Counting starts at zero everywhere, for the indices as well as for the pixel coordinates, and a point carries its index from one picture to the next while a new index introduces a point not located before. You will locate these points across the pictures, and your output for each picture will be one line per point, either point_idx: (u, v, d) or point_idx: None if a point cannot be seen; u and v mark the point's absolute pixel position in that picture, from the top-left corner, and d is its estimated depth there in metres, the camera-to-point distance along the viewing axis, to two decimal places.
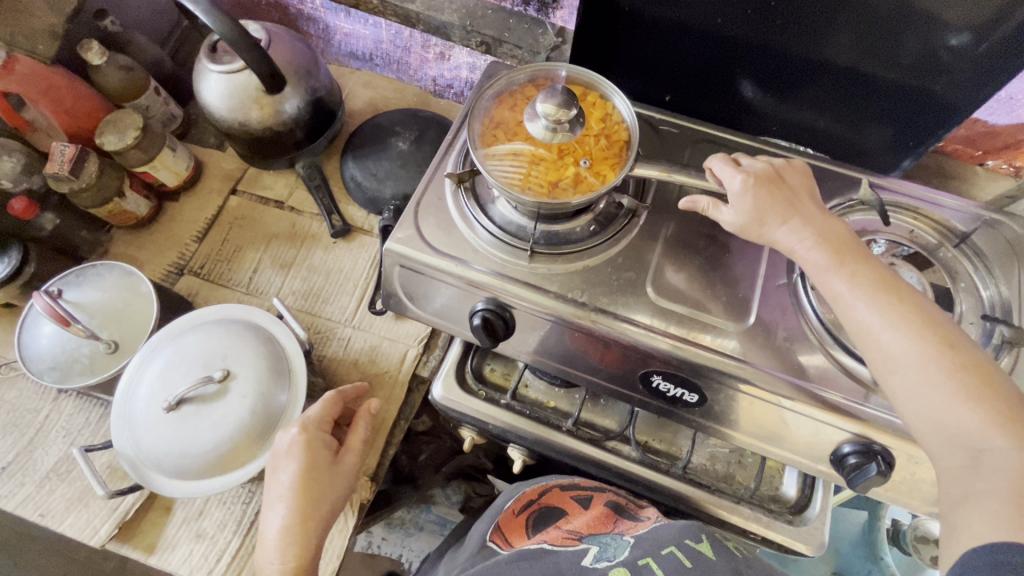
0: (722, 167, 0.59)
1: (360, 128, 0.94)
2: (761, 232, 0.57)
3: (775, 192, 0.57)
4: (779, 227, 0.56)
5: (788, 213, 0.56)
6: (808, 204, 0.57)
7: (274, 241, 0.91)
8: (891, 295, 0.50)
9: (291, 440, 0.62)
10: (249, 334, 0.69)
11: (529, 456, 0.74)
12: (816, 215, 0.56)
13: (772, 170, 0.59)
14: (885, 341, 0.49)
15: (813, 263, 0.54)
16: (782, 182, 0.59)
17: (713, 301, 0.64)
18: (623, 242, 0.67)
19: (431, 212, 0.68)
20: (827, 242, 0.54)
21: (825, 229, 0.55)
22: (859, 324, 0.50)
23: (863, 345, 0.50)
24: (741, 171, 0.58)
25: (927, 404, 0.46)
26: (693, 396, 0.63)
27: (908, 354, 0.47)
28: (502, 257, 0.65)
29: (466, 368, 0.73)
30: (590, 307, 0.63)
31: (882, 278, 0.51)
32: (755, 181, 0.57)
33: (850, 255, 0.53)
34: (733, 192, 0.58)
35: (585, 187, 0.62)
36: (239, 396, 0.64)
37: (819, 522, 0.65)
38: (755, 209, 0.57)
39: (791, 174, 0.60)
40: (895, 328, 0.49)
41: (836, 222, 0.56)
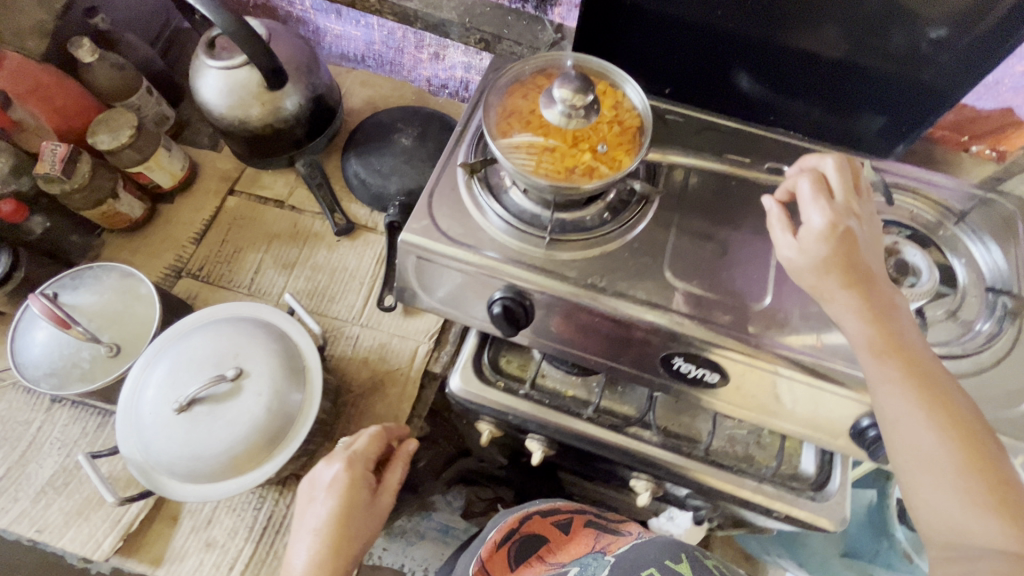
0: (816, 203, 0.56)
1: (361, 125, 0.93)
2: (817, 282, 0.55)
3: (852, 253, 0.54)
4: (838, 289, 0.54)
5: (854, 279, 0.54)
6: (876, 272, 0.55)
7: (275, 241, 0.89)
8: (935, 397, 0.49)
9: (335, 475, 0.64)
10: (260, 332, 0.66)
11: (548, 447, 0.73)
12: (880, 287, 0.54)
13: (859, 223, 0.56)
14: (921, 439, 0.48)
15: (862, 343, 0.53)
16: (861, 241, 0.55)
17: (730, 283, 0.65)
18: (637, 227, 0.68)
19: (445, 202, 0.68)
20: (883, 323, 0.53)
21: (882, 310, 0.53)
22: (897, 416, 0.50)
23: (896, 436, 0.50)
24: (831, 213, 0.55)
25: (948, 508, 0.46)
26: (714, 376, 0.64)
27: (941, 458, 0.47)
28: (520, 245, 0.65)
29: (482, 361, 0.72)
30: (611, 291, 0.63)
31: (930, 376, 0.51)
32: (838, 231, 0.54)
33: (902, 346, 0.52)
34: (813, 233, 0.55)
35: (600, 174, 0.62)
36: (254, 394, 0.62)
37: (839, 497, 0.65)
38: (824, 258, 0.54)
39: (872, 234, 0.57)
40: (934, 431, 0.48)
41: (897, 298, 0.54)
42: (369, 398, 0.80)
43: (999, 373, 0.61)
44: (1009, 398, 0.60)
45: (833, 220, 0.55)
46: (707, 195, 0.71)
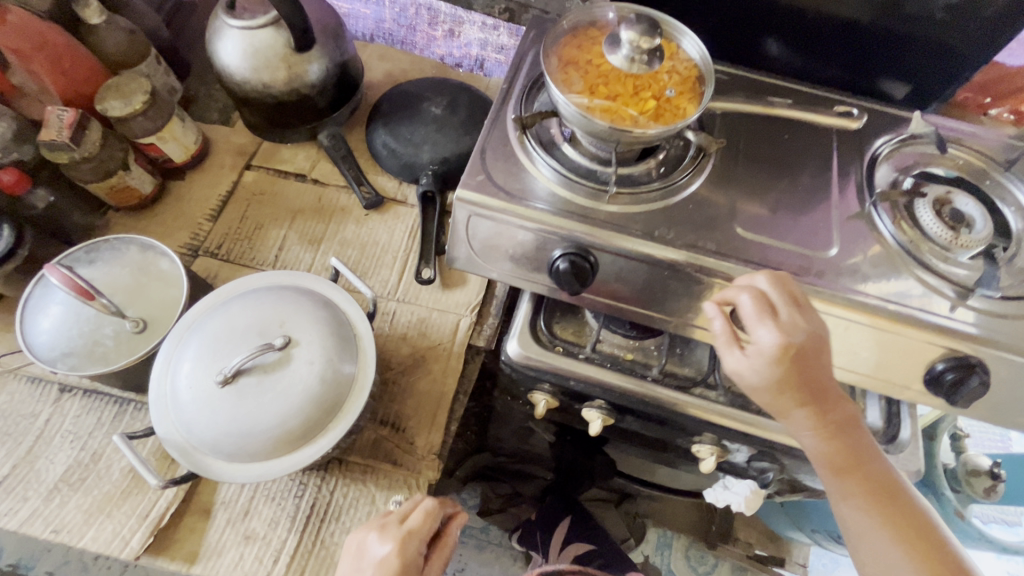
0: (762, 321, 0.54)
1: (386, 96, 0.89)
2: (771, 400, 0.57)
3: (801, 370, 0.55)
4: (793, 410, 0.57)
5: (808, 397, 0.56)
6: (829, 384, 0.57)
7: (299, 216, 0.84)
8: (888, 508, 0.57)
9: (385, 556, 0.55)
10: (305, 298, 0.61)
11: (608, 415, 0.70)
12: (833, 403, 0.57)
13: (811, 336, 0.55)
14: (885, 550, 0.56)
15: (823, 460, 0.58)
16: (813, 358, 0.55)
17: (796, 233, 0.63)
18: (693, 186, 0.66)
19: (499, 158, 0.65)
20: (839, 438, 0.57)
21: (837, 425, 0.57)
22: (861, 527, 0.58)
23: (860, 546, 0.58)
24: (781, 332, 0.54)
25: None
26: None
27: (904, 566, 0.55)
28: (580, 200, 0.63)
29: (538, 325, 0.69)
30: (681, 243, 0.61)
31: (881, 484, 0.58)
32: (790, 353, 0.54)
33: (857, 462, 0.57)
34: (763, 355, 0.55)
35: (668, 119, 0.60)
36: (305, 362, 0.57)
37: (913, 447, 0.64)
38: (775, 380, 0.55)
39: (824, 339, 0.55)
40: (894, 541, 0.56)
41: (846, 408, 0.58)
42: (411, 375, 0.75)
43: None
44: None
45: (783, 344, 0.53)
46: (760, 150, 0.70)
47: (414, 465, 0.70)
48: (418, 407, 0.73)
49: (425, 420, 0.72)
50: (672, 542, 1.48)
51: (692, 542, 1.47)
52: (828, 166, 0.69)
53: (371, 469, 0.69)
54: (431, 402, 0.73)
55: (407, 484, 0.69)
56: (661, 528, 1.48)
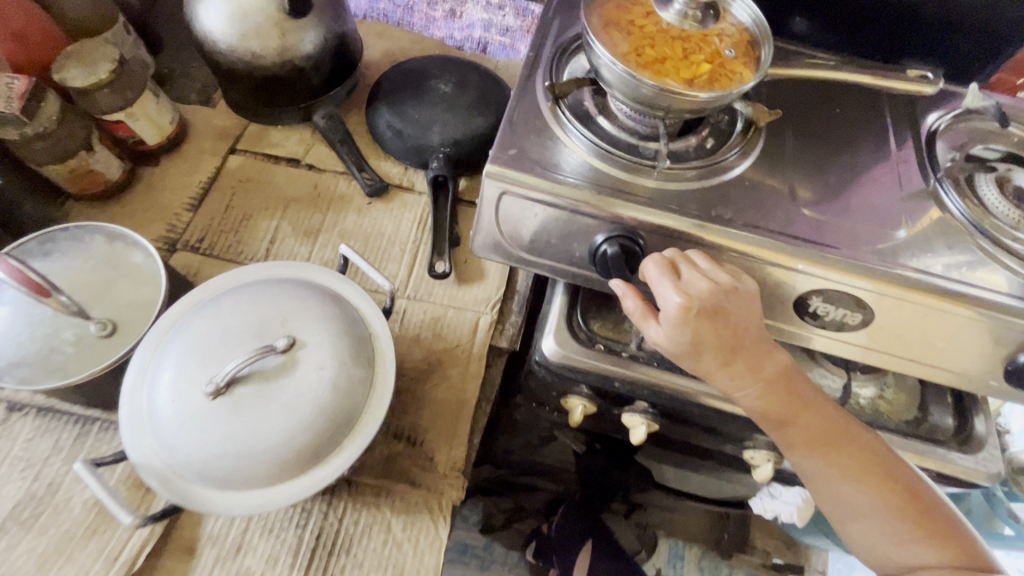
0: (662, 282, 0.50)
1: (388, 73, 0.80)
2: (695, 365, 0.52)
3: (715, 327, 0.50)
4: (718, 370, 0.51)
5: (731, 355, 0.51)
6: (754, 335, 0.51)
7: (293, 205, 0.74)
8: (842, 449, 0.54)
9: None
10: (311, 292, 0.52)
11: (653, 420, 0.63)
12: (759, 350, 0.52)
13: (718, 291, 0.49)
14: (842, 493, 0.54)
15: (765, 415, 0.54)
16: (728, 316, 0.50)
17: (862, 212, 0.57)
18: (739, 168, 0.59)
19: (532, 131, 0.57)
20: (775, 390, 0.53)
21: (769, 376, 0.53)
22: (814, 474, 0.55)
23: (819, 491, 0.55)
24: (680, 292, 0.49)
25: (882, 544, 0.52)
26: (857, 317, 0.55)
27: (867, 503, 0.53)
28: (623, 175, 0.56)
29: (575, 321, 0.61)
30: (741, 224, 0.54)
31: (828, 426, 0.54)
32: (695, 312, 0.49)
33: (796, 409, 0.53)
34: (670, 319, 0.50)
35: (725, 84, 0.54)
36: (314, 367, 0.48)
37: (992, 446, 0.59)
38: (690, 343, 0.50)
39: (736, 295, 0.50)
40: (851, 484, 0.53)
41: (778, 356, 0.53)
42: (427, 381, 0.66)
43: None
44: None
45: (685, 304, 0.49)
46: (811, 124, 0.64)
47: (435, 484, 0.61)
48: (437, 418, 0.64)
49: (445, 433, 0.63)
50: (684, 553, 1.41)
51: (705, 552, 1.40)
52: (884, 142, 0.63)
53: (385, 491, 0.60)
54: (451, 412, 0.65)
55: (428, 506, 0.60)
56: (672, 538, 1.41)
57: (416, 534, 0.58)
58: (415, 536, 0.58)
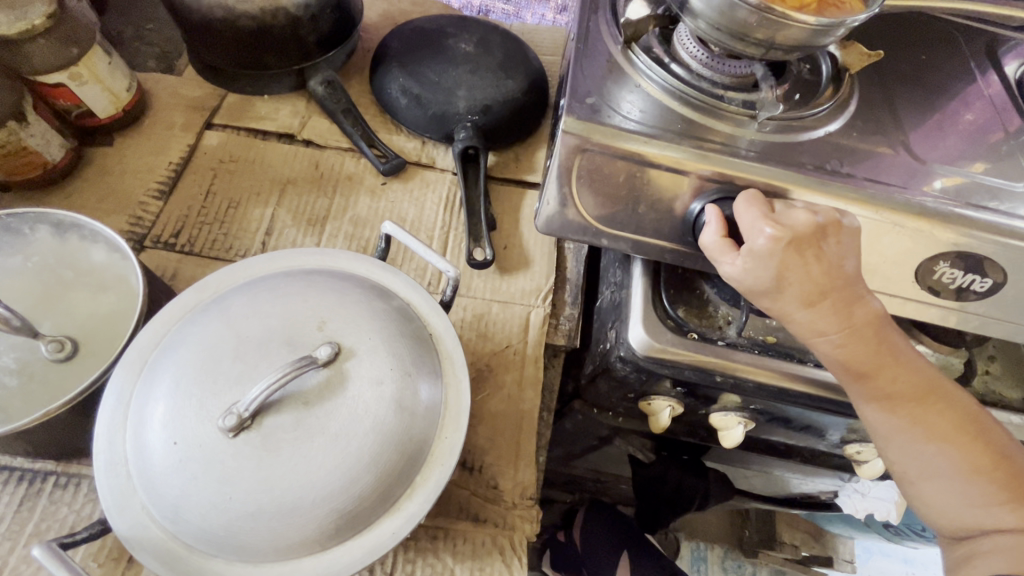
0: (748, 212, 0.42)
1: (395, 32, 0.68)
2: (773, 307, 0.43)
3: (808, 263, 0.41)
4: (800, 312, 0.42)
5: (820, 295, 0.41)
6: (849, 276, 0.42)
7: (290, 189, 0.61)
8: (932, 405, 0.43)
9: None
10: (351, 286, 0.40)
11: (749, 418, 0.54)
12: (852, 294, 0.42)
13: (821, 227, 0.41)
14: (917, 451, 0.43)
15: (839, 365, 0.43)
16: (826, 251, 0.41)
17: (979, 162, 0.50)
18: (827, 127, 0.50)
19: (607, 80, 0.48)
20: (863, 341, 0.42)
21: (863, 323, 0.42)
22: (888, 431, 0.44)
23: (887, 449, 0.45)
24: (771, 222, 0.41)
25: (950, 506, 0.43)
26: (985, 282, 0.49)
27: (945, 465, 0.43)
28: (719, 127, 0.47)
29: (660, 306, 0.51)
30: (857, 179, 0.47)
31: (920, 380, 0.43)
32: (786, 244, 0.40)
33: (888, 361, 0.43)
34: (754, 252, 0.41)
35: (833, 12, 0.46)
36: (369, 384, 0.35)
37: None
38: (775, 281, 0.41)
39: (837, 232, 0.42)
40: (933, 443, 0.43)
41: (872, 300, 0.43)
42: (477, 391, 0.54)
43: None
44: None
45: (777, 234, 0.40)
46: (904, 68, 0.56)
47: (504, 517, 0.49)
48: (495, 435, 0.53)
49: (507, 453, 0.52)
50: (706, 555, 1.35)
51: (727, 552, 1.35)
52: (979, 88, 0.57)
53: (442, 532, 0.48)
54: (510, 424, 0.53)
55: (499, 546, 0.48)
56: (694, 541, 1.35)
57: None
58: None
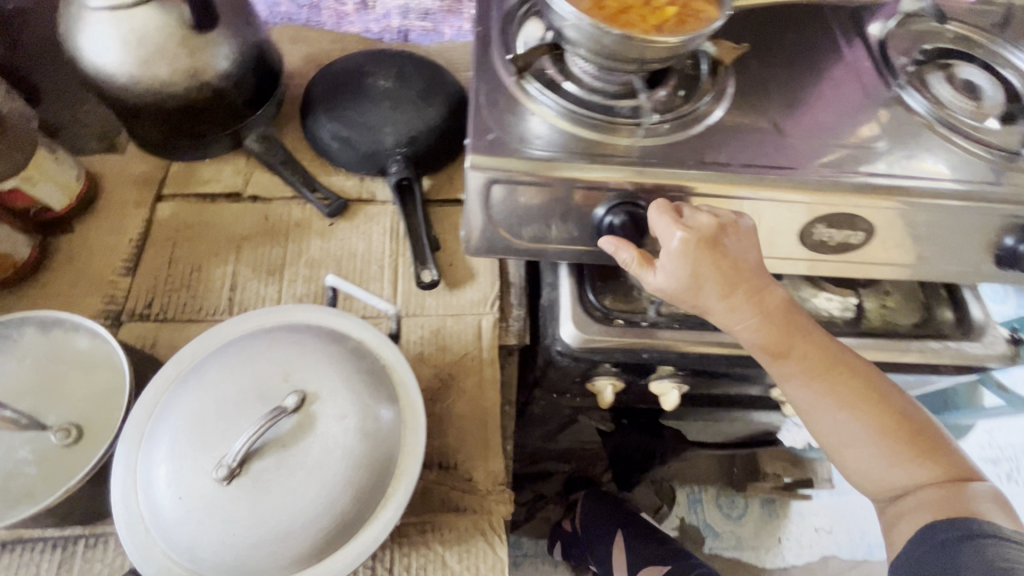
0: (659, 220, 0.48)
1: (317, 78, 0.73)
2: (696, 302, 0.49)
3: (718, 259, 0.47)
4: (719, 303, 0.49)
5: (732, 288, 0.48)
6: (753, 268, 0.49)
7: (246, 244, 0.66)
8: (842, 376, 0.50)
9: None
10: (308, 336, 0.47)
11: (681, 382, 0.62)
12: (757, 285, 0.49)
13: (721, 225, 0.48)
14: (837, 420, 0.50)
15: (758, 347, 0.50)
16: (731, 248, 0.48)
17: (843, 129, 0.57)
18: (708, 119, 0.56)
19: (504, 111, 0.53)
20: (773, 325, 0.49)
21: (770, 310, 0.49)
22: (811, 406, 0.51)
23: (813, 423, 0.51)
24: (680, 227, 0.47)
25: (875, 469, 0.50)
26: (860, 235, 0.56)
27: (862, 430, 0.49)
28: (607, 140, 0.53)
29: (587, 301, 0.58)
30: (736, 166, 0.53)
31: (828, 357, 0.50)
32: (696, 245, 0.47)
33: (797, 342, 0.50)
34: (671, 255, 0.47)
35: (694, 24, 0.51)
36: (334, 420, 0.42)
37: (992, 329, 0.62)
38: (692, 279, 0.48)
39: (735, 227, 0.48)
40: (847, 411, 0.50)
41: (775, 289, 0.50)
42: (444, 400, 0.61)
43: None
44: None
45: (686, 237, 0.46)
46: (775, 49, 0.63)
47: (481, 505, 0.57)
48: (464, 436, 0.60)
49: (477, 449, 0.59)
50: (701, 496, 1.49)
51: (720, 490, 1.49)
52: (843, 57, 0.63)
53: (430, 526, 0.56)
54: (477, 423, 0.61)
55: (480, 529, 0.56)
56: (689, 486, 1.49)
57: (474, 562, 0.54)
58: (472, 564, 0.54)
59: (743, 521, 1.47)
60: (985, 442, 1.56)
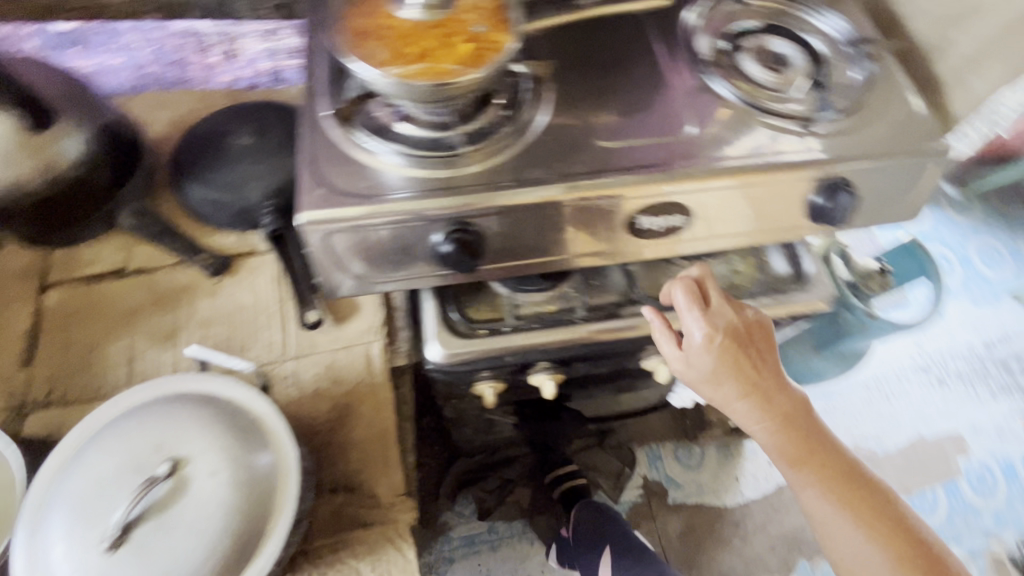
0: (690, 315, 0.59)
1: (180, 144, 0.76)
2: (713, 391, 0.60)
3: (739, 355, 0.58)
4: (736, 400, 0.59)
5: (748, 389, 0.58)
6: (771, 375, 0.60)
7: (138, 316, 0.70)
8: (853, 499, 0.58)
9: None
10: (181, 404, 0.51)
11: (556, 373, 0.69)
12: (773, 392, 0.59)
13: (740, 326, 0.59)
14: (852, 539, 0.57)
15: (777, 452, 0.59)
16: (750, 347, 0.59)
17: (652, 124, 0.63)
18: (529, 134, 0.61)
19: (334, 162, 0.57)
20: (792, 432, 0.59)
21: (785, 418, 0.59)
22: (819, 507, 0.58)
23: (828, 534, 0.58)
24: (706, 327, 0.58)
25: None
26: (679, 219, 0.62)
27: (880, 564, 0.56)
28: (435, 173, 0.57)
29: (451, 319, 0.64)
30: (553, 176, 0.58)
31: (838, 466, 0.59)
32: (718, 345, 0.58)
33: (814, 453, 0.59)
34: (695, 347, 0.58)
35: (490, 55, 0.55)
36: (208, 476, 0.47)
37: (818, 276, 0.70)
38: (712, 373, 0.58)
39: (760, 328, 0.61)
40: (868, 542, 0.56)
41: (791, 398, 0.60)
42: (344, 427, 0.67)
43: (899, 102, 0.67)
44: (907, 124, 0.65)
45: (709, 337, 0.58)
46: (590, 55, 0.68)
47: (387, 516, 0.63)
48: (365, 458, 0.66)
49: (378, 467, 0.65)
50: (661, 452, 1.57)
51: (677, 444, 1.58)
52: (654, 52, 0.69)
53: (343, 544, 0.62)
54: (376, 444, 0.66)
55: (388, 538, 0.62)
56: (648, 445, 1.57)
57: (386, 567, 0.61)
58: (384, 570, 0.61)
59: (702, 468, 1.56)
60: (912, 354, 1.70)
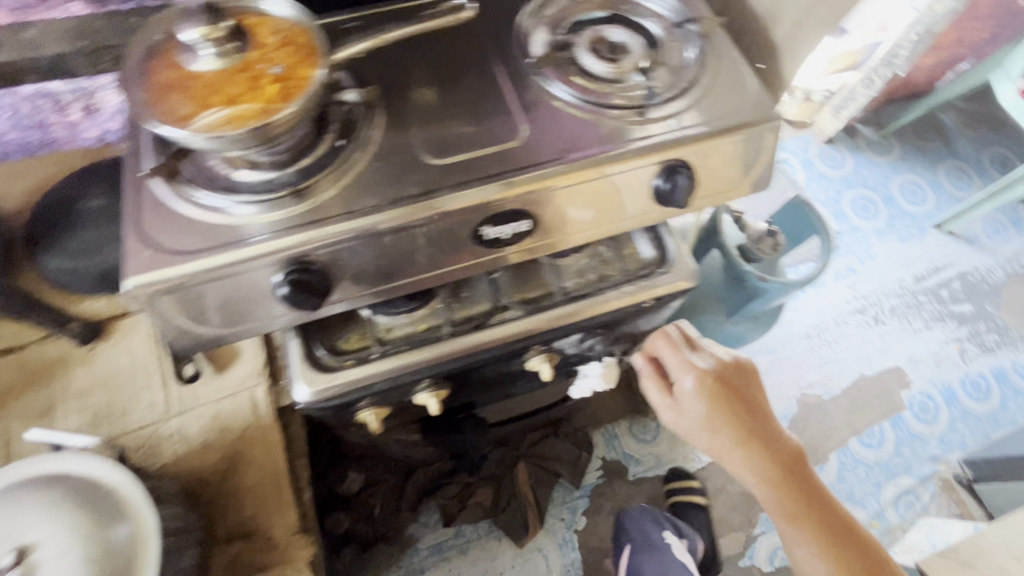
0: (677, 362, 0.68)
1: (31, 215, 0.73)
2: (705, 438, 0.65)
3: (728, 399, 0.65)
4: (730, 446, 0.64)
5: (743, 436, 0.63)
6: (766, 425, 0.65)
7: (10, 398, 0.69)
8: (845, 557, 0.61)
9: None
10: (25, 489, 0.50)
11: (437, 389, 0.70)
12: (767, 443, 0.64)
13: (729, 376, 0.66)
14: None
15: (774, 507, 0.63)
16: (739, 394, 0.65)
17: (487, 133, 0.63)
18: (362, 161, 0.61)
19: (161, 221, 0.56)
20: (786, 482, 0.63)
21: (782, 471, 0.63)
22: (811, 562, 0.61)
23: None
24: (696, 374, 0.66)
25: None
26: (525, 223, 0.62)
27: None
28: (268, 217, 0.57)
29: (317, 355, 0.64)
30: (385, 203, 0.58)
31: (833, 524, 0.62)
32: (707, 387, 0.65)
33: (806, 507, 0.63)
34: (686, 389, 0.65)
35: (299, 89, 0.54)
36: (57, 560, 0.47)
37: (680, 257, 0.71)
38: (706, 418, 0.64)
39: (749, 376, 0.67)
40: None
41: (790, 453, 0.65)
42: (234, 475, 0.67)
43: (731, 77, 0.69)
44: (739, 99, 0.67)
45: (698, 379, 0.65)
46: (424, 73, 0.68)
47: (285, 555, 0.65)
48: (257, 502, 0.67)
49: (272, 510, 0.66)
50: (617, 432, 1.59)
51: (632, 421, 1.60)
52: (489, 60, 0.69)
53: None
54: (270, 486, 0.67)
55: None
56: (603, 428, 1.59)
57: None
58: None
59: (658, 441, 1.58)
60: (848, 298, 1.74)
